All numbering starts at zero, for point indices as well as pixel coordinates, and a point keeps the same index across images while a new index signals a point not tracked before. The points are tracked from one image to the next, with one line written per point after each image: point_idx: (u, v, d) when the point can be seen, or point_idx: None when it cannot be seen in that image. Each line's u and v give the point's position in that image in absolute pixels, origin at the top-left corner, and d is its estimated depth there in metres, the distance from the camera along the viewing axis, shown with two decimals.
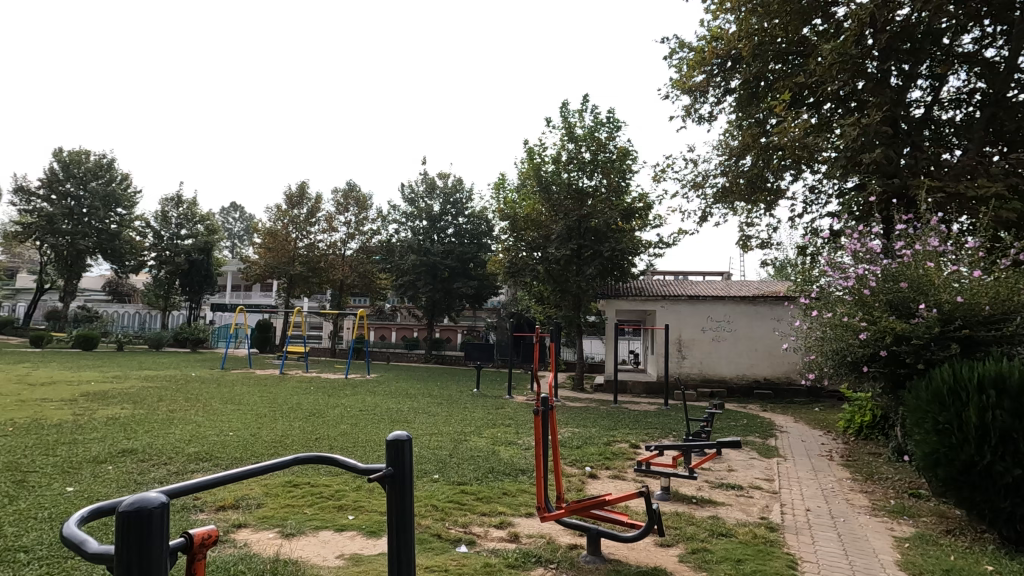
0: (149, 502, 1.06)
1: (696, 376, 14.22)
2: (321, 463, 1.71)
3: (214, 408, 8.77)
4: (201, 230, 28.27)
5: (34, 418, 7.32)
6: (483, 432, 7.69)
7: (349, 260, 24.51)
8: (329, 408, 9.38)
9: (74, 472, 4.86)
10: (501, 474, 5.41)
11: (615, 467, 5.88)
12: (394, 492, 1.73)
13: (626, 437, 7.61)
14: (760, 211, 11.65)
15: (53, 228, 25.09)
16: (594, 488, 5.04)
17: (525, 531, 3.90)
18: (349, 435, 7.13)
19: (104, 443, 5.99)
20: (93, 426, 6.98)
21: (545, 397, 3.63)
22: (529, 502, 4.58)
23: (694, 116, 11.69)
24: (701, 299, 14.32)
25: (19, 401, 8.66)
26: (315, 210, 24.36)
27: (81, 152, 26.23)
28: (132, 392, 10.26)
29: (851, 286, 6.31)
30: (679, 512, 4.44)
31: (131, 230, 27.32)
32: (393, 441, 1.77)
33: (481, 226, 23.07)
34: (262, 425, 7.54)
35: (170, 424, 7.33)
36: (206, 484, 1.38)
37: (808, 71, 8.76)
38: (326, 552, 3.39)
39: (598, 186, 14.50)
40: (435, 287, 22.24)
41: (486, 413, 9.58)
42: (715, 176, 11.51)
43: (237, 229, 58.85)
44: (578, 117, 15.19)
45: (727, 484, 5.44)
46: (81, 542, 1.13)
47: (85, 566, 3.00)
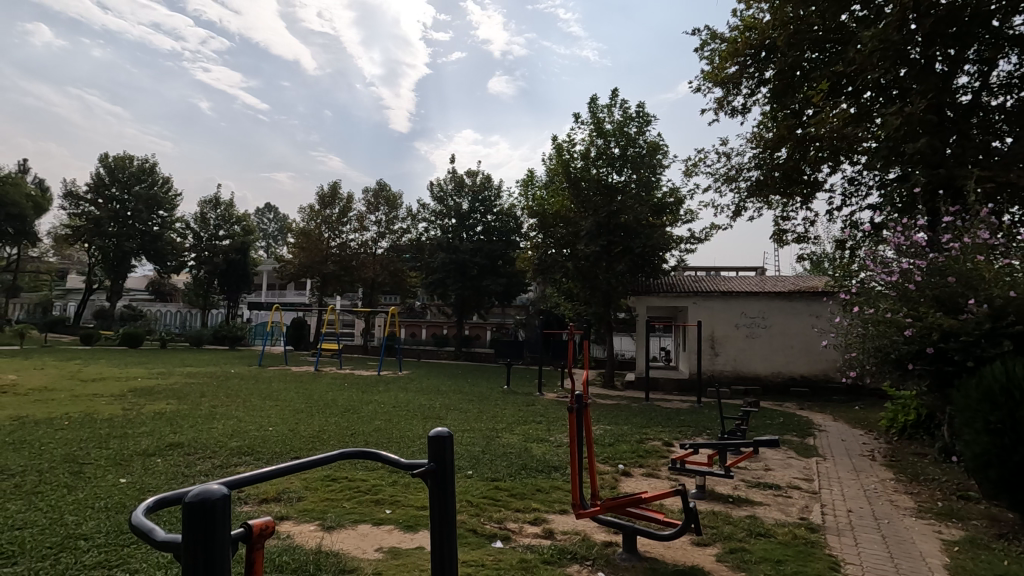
0: (212, 494, 1.11)
1: (729, 374, 14.00)
2: (364, 458, 1.74)
3: (253, 404, 9.04)
4: (238, 231, 29.17)
5: (87, 412, 7.70)
6: (514, 429, 7.71)
7: (379, 259, 24.93)
8: (363, 404, 9.56)
9: (126, 465, 5.08)
10: (534, 470, 5.42)
11: (649, 465, 5.83)
12: (437, 487, 1.77)
13: (658, 435, 7.54)
14: (796, 205, 11.36)
15: (100, 231, 26.21)
16: (628, 487, 5.01)
17: (559, 528, 3.91)
18: (384, 431, 7.26)
19: (152, 437, 6.26)
20: (141, 420, 7.30)
21: (579, 393, 3.62)
22: (563, 499, 4.58)
23: (726, 108, 11.46)
24: (735, 295, 14.06)
25: (73, 396, 9.08)
26: (347, 210, 24.81)
27: (125, 157, 27.30)
28: (176, 388, 10.64)
29: (894, 282, 6.14)
30: (716, 511, 4.39)
31: (173, 232, 28.32)
32: (435, 438, 1.80)
33: (509, 223, 23.12)
34: (300, 420, 7.74)
35: (212, 419, 7.61)
36: (264, 476, 1.43)
37: (846, 59, 8.50)
38: (365, 544, 3.47)
39: (628, 181, 14.38)
40: (465, 284, 22.37)
41: (517, 410, 9.63)
42: (748, 169, 11.25)
43: (271, 228, 60.64)
44: (607, 112, 15.12)
45: (765, 484, 5.34)
46: (149, 530, 1.19)
47: (141, 552, 3.13)
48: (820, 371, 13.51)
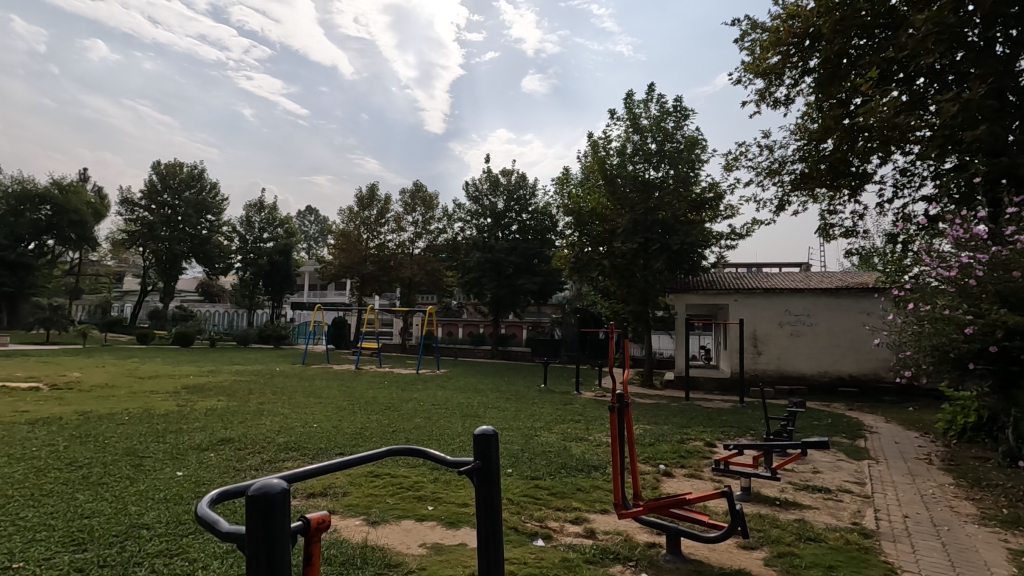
0: (272, 488, 1.15)
1: (773, 373, 13.61)
2: (411, 455, 1.77)
3: (298, 401, 9.32)
4: (281, 233, 30.14)
5: (145, 408, 8.10)
6: (553, 428, 7.70)
7: (417, 259, 25.29)
8: (403, 402, 9.73)
9: (181, 458, 5.33)
10: (574, 470, 5.41)
11: (691, 466, 5.73)
12: (483, 486, 1.79)
13: (700, 435, 7.41)
14: (843, 198, 10.94)
15: (153, 235, 27.43)
16: (670, 487, 4.95)
17: (601, 527, 3.89)
18: (424, 428, 7.38)
19: (205, 432, 6.53)
20: (195, 416, 7.62)
21: (621, 393, 3.58)
22: (604, 499, 4.55)
23: (768, 99, 11.13)
24: (777, 292, 13.65)
25: (131, 393, 9.57)
26: (385, 211, 25.27)
27: (176, 164, 28.50)
28: (225, 386, 11.05)
29: (952, 277, 5.85)
30: (762, 514, 4.29)
31: (220, 235, 29.44)
32: (480, 436, 1.83)
33: (545, 222, 23.14)
34: (343, 417, 7.93)
35: (260, 415, 7.88)
36: (315, 472, 1.47)
37: (897, 45, 8.13)
38: (409, 540, 3.53)
39: (665, 177, 14.17)
40: (500, 283, 22.40)
41: (555, 408, 9.61)
42: (792, 162, 10.90)
43: (312, 231, 62.50)
44: (644, 107, 14.92)
45: (813, 487, 5.17)
46: (214, 522, 1.24)
47: (199, 542, 3.26)
48: (870, 370, 12.98)
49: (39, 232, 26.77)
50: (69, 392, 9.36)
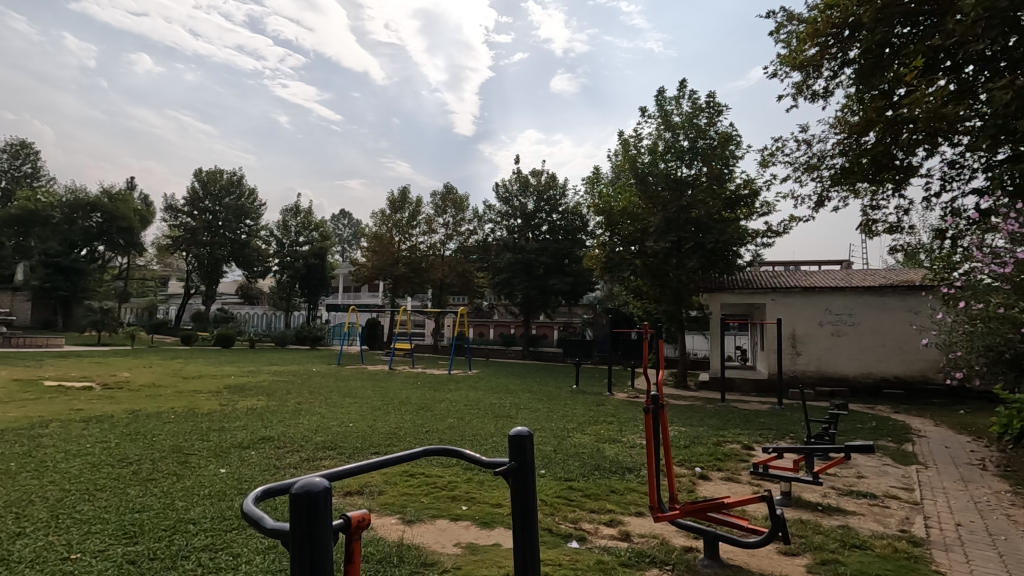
0: (314, 486, 1.18)
1: (813, 375, 13.22)
2: (447, 456, 1.79)
3: (335, 401, 9.52)
4: (316, 237, 30.86)
5: (190, 407, 8.42)
6: (585, 429, 7.66)
7: (448, 260, 25.51)
8: (436, 402, 9.83)
9: (224, 456, 5.49)
10: (607, 471, 5.36)
11: (728, 469, 5.61)
12: (518, 486, 1.79)
13: (737, 437, 7.25)
14: (886, 192, 10.55)
15: (196, 240, 28.43)
16: (707, 490, 4.86)
17: (636, 530, 3.84)
18: (457, 428, 7.44)
19: (246, 431, 6.73)
20: (236, 415, 7.87)
21: (655, 394, 3.52)
22: (639, 501, 4.50)
23: (806, 93, 10.81)
24: (817, 291, 13.24)
25: (177, 392, 9.93)
26: (416, 213, 25.60)
27: (216, 171, 29.48)
28: (265, 386, 11.38)
29: (1005, 274, 5.48)
30: (804, 519, 4.16)
31: (259, 239, 30.32)
32: (516, 437, 1.83)
33: (575, 222, 23.05)
34: (378, 417, 8.06)
35: (298, 414, 8.09)
36: (354, 471, 1.50)
37: (944, 32, 7.74)
38: (444, 539, 3.56)
39: (698, 175, 13.93)
40: (531, 284, 22.39)
41: (587, 409, 9.55)
42: (832, 156, 10.56)
43: (346, 234, 63.83)
44: (676, 104, 14.70)
45: (857, 492, 4.99)
46: (259, 518, 1.28)
47: (242, 537, 3.36)
48: (916, 372, 12.49)
49: (91, 239, 28.09)
50: (119, 392, 9.76)
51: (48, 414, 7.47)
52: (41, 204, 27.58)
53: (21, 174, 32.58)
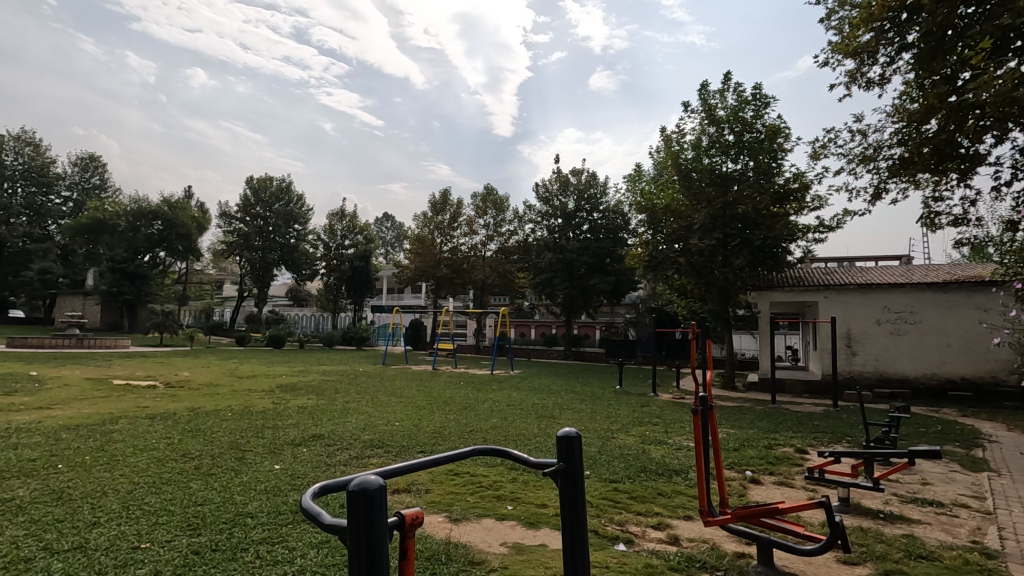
0: (369, 483, 1.21)
1: (870, 376, 12.61)
2: (496, 455, 1.81)
3: (381, 401, 9.72)
4: (362, 240, 31.61)
5: (245, 405, 8.78)
6: (630, 430, 7.55)
7: (489, 261, 25.67)
8: (480, 402, 9.92)
9: (278, 453, 5.70)
10: (654, 473, 5.27)
11: (780, 473, 5.42)
12: (567, 486, 1.78)
13: (790, 440, 6.99)
14: (950, 183, 9.96)
15: (249, 245, 29.64)
16: (759, 495, 4.71)
17: (685, 534, 3.76)
18: (501, 428, 7.47)
19: (298, 428, 6.97)
20: (288, 413, 8.16)
21: (703, 396, 3.44)
22: (688, 505, 4.40)
23: (860, 81, 10.33)
24: (874, 287, 12.62)
25: (233, 391, 10.37)
26: (457, 215, 25.88)
27: (267, 178, 30.63)
28: (314, 385, 11.73)
29: None
30: (864, 528, 3.97)
31: (307, 243, 31.36)
32: (564, 438, 1.82)
33: (617, 220, 22.79)
34: (423, 416, 8.18)
35: (346, 413, 8.31)
36: (404, 471, 1.53)
37: (1015, 10, 7.23)
38: (490, 538, 3.58)
39: (745, 169, 13.52)
40: (572, 283, 22.25)
41: (631, 410, 9.42)
42: (889, 146, 10.05)
43: (389, 236, 65.25)
44: (720, 98, 14.32)
45: (922, 500, 4.73)
46: (317, 514, 1.32)
47: (296, 532, 3.47)
48: (986, 373, 11.74)
49: (153, 245, 29.67)
50: (180, 391, 10.26)
51: (117, 410, 7.93)
52: (108, 213, 29.34)
53: (90, 186, 34.71)
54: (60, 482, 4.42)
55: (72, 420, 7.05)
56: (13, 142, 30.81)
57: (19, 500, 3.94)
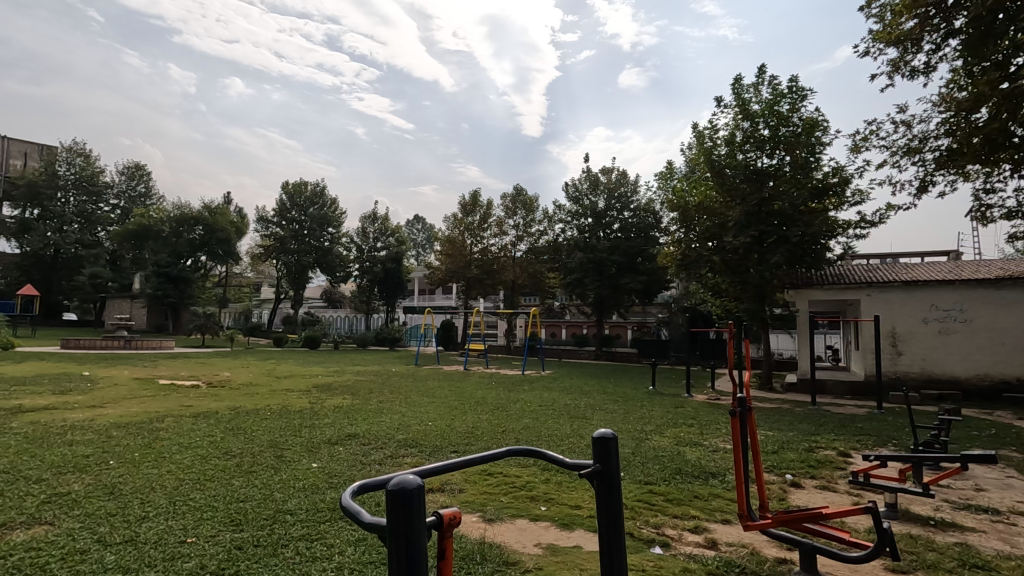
0: (408, 483, 1.21)
1: (917, 377, 12.10)
2: (531, 456, 1.80)
3: (414, 401, 9.83)
4: (393, 242, 32.07)
5: (283, 405, 9.01)
6: (664, 431, 7.44)
7: (519, 261, 25.68)
8: (511, 403, 9.93)
9: (315, 451, 5.83)
10: (689, 476, 5.18)
11: (822, 477, 5.26)
12: (604, 489, 1.76)
13: (832, 443, 6.77)
14: (1003, 174, 9.48)
15: (285, 248, 30.42)
16: (800, 499, 4.58)
17: (724, 538, 3.68)
18: (533, 429, 7.45)
19: (334, 428, 7.11)
20: (324, 412, 8.33)
21: (742, 397, 3.34)
22: (726, 508, 4.30)
23: (904, 70, 9.94)
24: (920, 284, 12.11)
25: (271, 391, 10.65)
26: (487, 216, 25.99)
27: (302, 183, 31.38)
28: (349, 385, 11.95)
29: None
30: (913, 535, 3.81)
31: (340, 246, 31.99)
32: (600, 439, 1.80)
33: (648, 219, 22.52)
34: (455, 416, 8.24)
35: (380, 413, 8.43)
36: (440, 471, 1.54)
37: None
38: (525, 539, 3.57)
39: (781, 164, 13.16)
40: (603, 283, 22.06)
41: (665, 411, 9.29)
42: (936, 137, 9.64)
43: (420, 238, 66.04)
44: (754, 92, 13.98)
45: (977, 507, 4.50)
46: (357, 512, 1.33)
47: (334, 529, 3.53)
48: None
49: (195, 250, 30.74)
50: (222, 390, 10.60)
51: (163, 409, 8.25)
52: (153, 219, 30.52)
53: (135, 194, 36.19)
54: (112, 477, 4.62)
55: (122, 418, 7.36)
56: (65, 154, 32.38)
57: (74, 494, 4.12)
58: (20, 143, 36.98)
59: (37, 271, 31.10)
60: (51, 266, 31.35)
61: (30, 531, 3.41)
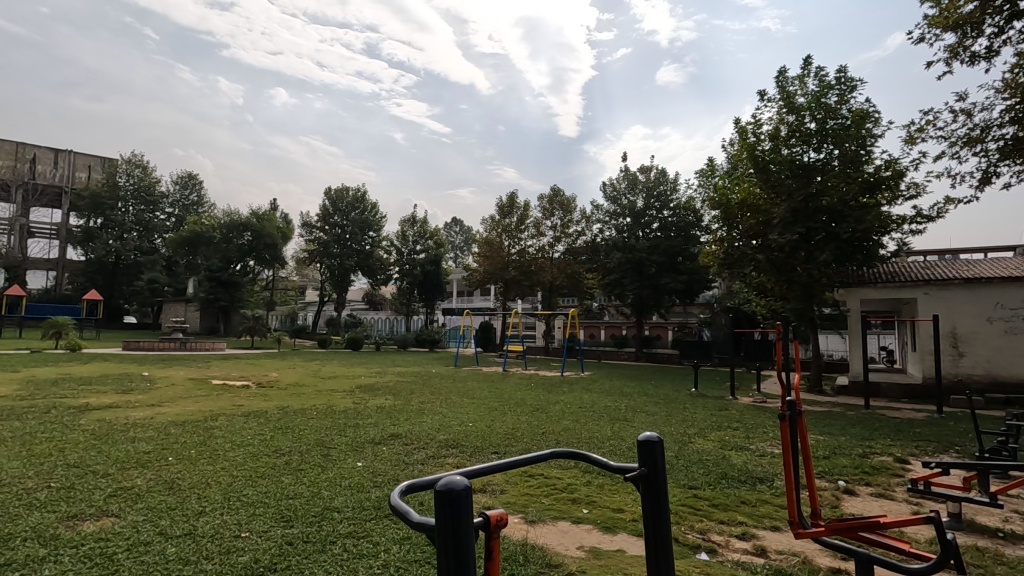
0: (455, 484, 1.22)
1: (981, 379, 11.43)
2: (575, 459, 1.80)
3: (454, 402, 9.91)
4: (432, 245, 32.53)
5: (328, 405, 9.26)
6: (708, 434, 7.27)
7: (557, 262, 25.59)
8: (551, 404, 9.90)
9: (360, 451, 5.95)
10: (736, 481, 5.04)
11: (878, 484, 5.03)
12: (649, 494, 1.73)
13: (888, 449, 6.47)
14: None
15: (328, 252, 31.28)
16: (854, 506, 4.40)
17: (773, 545, 3.57)
18: (573, 431, 7.42)
19: (378, 428, 7.27)
20: (367, 412, 8.54)
21: (792, 400, 3.22)
22: (776, 515, 4.17)
23: (963, 55, 9.44)
24: (984, 282, 11.44)
25: (317, 391, 10.95)
26: (525, 217, 26.04)
27: (344, 189, 32.22)
28: (391, 386, 12.16)
29: None
30: (981, 547, 3.60)
31: (381, 249, 32.68)
32: (645, 442, 1.77)
33: (688, 217, 22.10)
34: (495, 418, 8.28)
35: (421, 413, 8.56)
36: (487, 471, 1.55)
37: None
38: (567, 542, 3.56)
39: (829, 158, 12.69)
40: (643, 283, 21.72)
41: (709, 414, 9.08)
42: (1001, 125, 9.08)
43: (458, 240, 66.78)
44: (800, 84, 13.52)
45: None
46: (405, 512, 1.35)
47: (380, 527, 3.61)
48: None
49: (244, 254, 31.94)
50: (270, 390, 10.97)
51: (217, 408, 8.62)
52: (205, 226, 31.89)
53: (189, 202, 37.90)
54: (172, 472, 4.86)
55: (179, 416, 7.73)
56: (125, 165, 34.23)
57: (137, 488, 4.35)
58: (85, 156, 39.27)
59: (100, 277, 32.95)
60: (113, 272, 33.14)
61: (99, 523, 3.62)
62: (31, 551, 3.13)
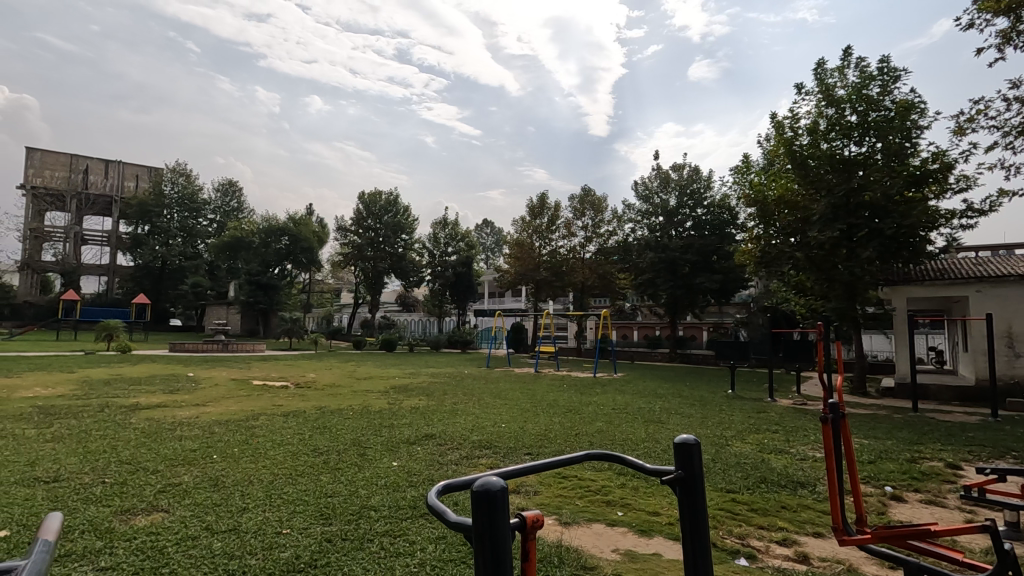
0: (492, 485, 1.23)
1: None
2: (611, 460, 1.78)
3: (487, 403, 9.96)
4: (463, 246, 32.79)
5: (363, 405, 9.44)
6: (746, 437, 7.10)
7: (588, 263, 25.43)
8: (584, 405, 9.85)
9: (395, 450, 6.04)
10: (776, 485, 4.91)
11: (927, 490, 4.82)
12: (687, 496, 1.71)
13: (938, 453, 6.20)
14: None
15: (362, 255, 31.89)
16: (902, 513, 4.23)
17: (816, 552, 3.47)
18: (607, 432, 7.36)
19: (412, 428, 7.36)
20: (402, 413, 8.67)
21: (834, 402, 3.12)
22: (818, 521, 4.05)
23: (1015, 41, 8.99)
24: None
25: (353, 392, 11.18)
26: (555, 218, 25.98)
27: (377, 193, 32.81)
28: (424, 387, 12.30)
29: None
30: None
31: (414, 252, 33.13)
32: (681, 444, 1.75)
33: (723, 215, 21.67)
34: (527, 419, 8.28)
35: (454, 414, 8.63)
36: (524, 472, 1.56)
37: None
38: (602, 544, 3.54)
39: (871, 152, 12.27)
40: (676, 283, 21.34)
41: (747, 416, 8.87)
42: None
43: (489, 242, 67.04)
44: (839, 76, 13.12)
45: None
46: (442, 512, 1.37)
47: (416, 526, 3.67)
48: None
49: (282, 258, 32.85)
50: (308, 391, 11.24)
51: (258, 408, 8.89)
52: (245, 231, 32.94)
53: (230, 209, 39.19)
54: (216, 469, 5.05)
55: (223, 415, 8.01)
56: (170, 174, 35.64)
57: (184, 485, 4.52)
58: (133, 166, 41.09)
59: (148, 281, 34.41)
60: (160, 276, 34.57)
61: (150, 517, 3.78)
62: (88, 543, 3.29)
